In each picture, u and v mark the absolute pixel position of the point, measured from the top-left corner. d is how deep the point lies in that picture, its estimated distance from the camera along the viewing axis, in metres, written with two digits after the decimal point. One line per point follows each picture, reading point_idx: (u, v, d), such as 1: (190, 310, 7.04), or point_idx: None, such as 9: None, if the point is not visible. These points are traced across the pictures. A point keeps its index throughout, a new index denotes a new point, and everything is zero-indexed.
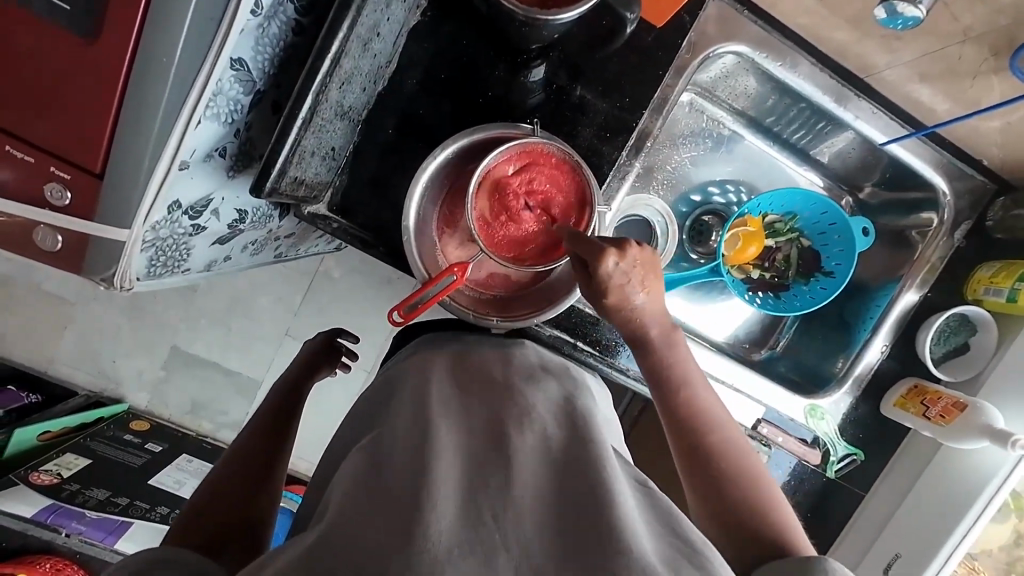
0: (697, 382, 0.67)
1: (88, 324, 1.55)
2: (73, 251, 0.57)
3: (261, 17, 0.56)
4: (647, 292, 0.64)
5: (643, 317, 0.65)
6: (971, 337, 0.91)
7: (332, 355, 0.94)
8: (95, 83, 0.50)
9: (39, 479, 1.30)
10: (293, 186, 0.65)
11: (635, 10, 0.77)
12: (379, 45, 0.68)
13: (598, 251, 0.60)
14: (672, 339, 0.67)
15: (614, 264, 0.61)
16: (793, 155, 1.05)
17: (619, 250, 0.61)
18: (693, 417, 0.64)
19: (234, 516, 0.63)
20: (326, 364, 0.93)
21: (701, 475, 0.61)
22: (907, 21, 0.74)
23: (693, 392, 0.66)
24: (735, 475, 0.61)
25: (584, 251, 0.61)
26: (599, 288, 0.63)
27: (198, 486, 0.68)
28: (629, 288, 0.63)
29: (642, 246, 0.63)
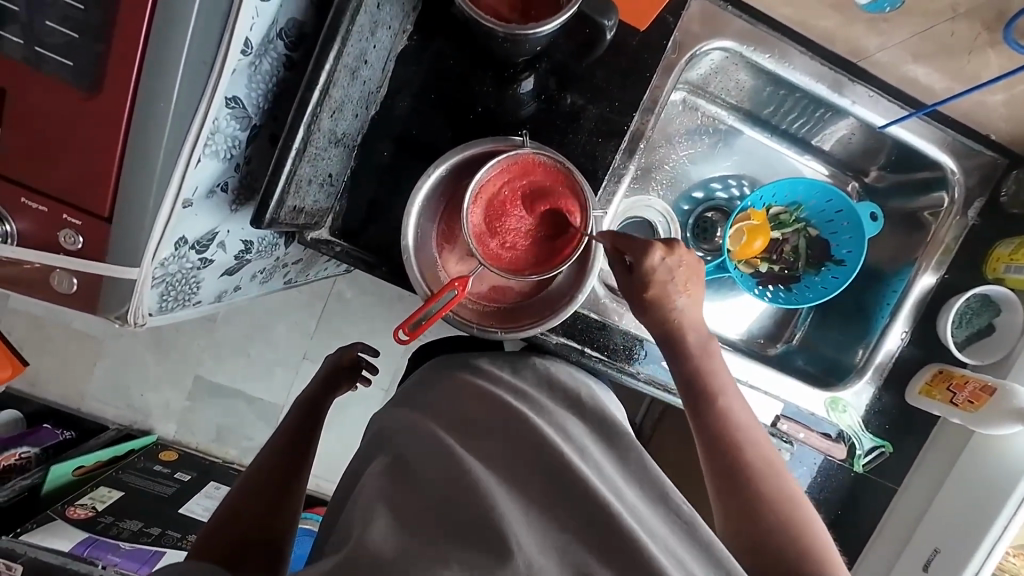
0: (734, 399, 0.65)
1: (116, 359, 1.61)
2: (88, 292, 0.59)
3: (252, 56, 0.58)
4: (687, 296, 0.66)
5: (664, 314, 0.66)
6: (996, 318, 0.88)
7: (350, 372, 0.91)
8: (100, 132, 0.53)
9: (75, 513, 1.35)
10: (293, 215, 0.66)
11: (612, 17, 0.74)
12: (368, 72, 0.70)
13: (650, 244, 0.64)
14: (709, 352, 0.67)
15: (660, 257, 0.64)
16: (795, 145, 1.04)
17: (668, 247, 0.65)
18: (730, 434, 0.61)
19: (251, 535, 0.65)
20: (346, 380, 0.91)
21: (734, 493, 0.58)
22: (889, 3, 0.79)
23: (730, 409, 0.63)
24: (776, 499, 0.56)
25: (631, 245, 0.64)
26: (647, 283, 0.65)
27: (221, 501, 0.70)
28: (671, 286, 0.65)
29: (689, 249, 0.66)
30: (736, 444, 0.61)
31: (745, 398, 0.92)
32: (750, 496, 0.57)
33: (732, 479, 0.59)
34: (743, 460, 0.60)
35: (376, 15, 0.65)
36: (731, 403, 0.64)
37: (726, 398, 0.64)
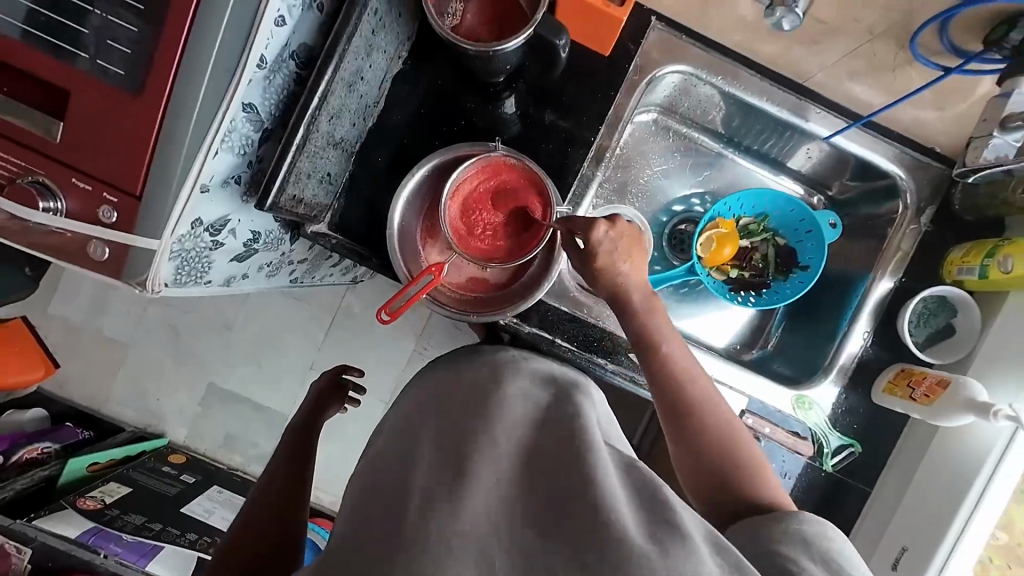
0: (676, 347, 0.69)
1: (139, 363, 1.72)
2: (116, 260, 0.70)
3: (267, 71, 0.71)
4: (631, 263, 0.69)
5: (615, 279, 0.69)
6: (953, 318, 0.91)
7: (339, 391, 1.00)
8: (140, 125, 0.65)
9: (85, 504, 1.42)
10: (292, 203, 0.78)
11: (563, 36, 0.79)
12: (364, 87, 0.82)
13: (590, 222, 0.68)
14: (653, 308, 0.70)
15: (599, 231, 0.67)
16: (761, 161, 1.12)
17: (609, 221, 0.68)
18: (677, 381, 0.66)
19: (270, 538, 0.75)
20: (335, 400, 1.00)
21: (690, 438, 0.64)
22: None
23: (675, 356, 0.68)
24: (721, 433, 0.64)
25: (574, 224, 0.69)
26: (591, 254, 0.68)
27: (239, 512, 0.79)
28: (616, 256, 0.68)
29: (629, 222, 0.70)
30: (683, 390, 0.66)
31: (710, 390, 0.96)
32: (700, 436, 0.64)
33: (687, 425, 0.64)
34: (692, 404, 0.65)
35: (371, 39, 0.77)
36: (672, 349, 0.68)
37: (669, 347, 0.68)
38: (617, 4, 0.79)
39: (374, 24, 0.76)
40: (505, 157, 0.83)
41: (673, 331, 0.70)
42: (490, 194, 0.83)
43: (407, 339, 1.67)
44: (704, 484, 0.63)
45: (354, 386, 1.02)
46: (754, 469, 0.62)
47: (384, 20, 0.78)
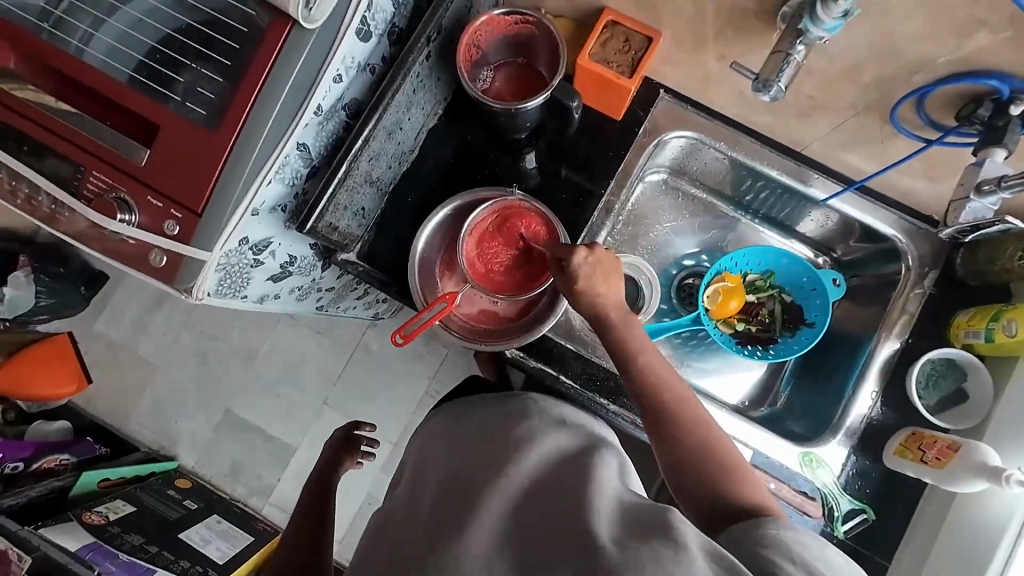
0: (652, 356, 0.72)
1: (165, 384, 1.79)
2: (171, 267, 0.79)
3: (321, 118, 0.83)
4: (609, 286, 0.74)
5: (592, 300, 0.74)
6: (964, 382, 0.91)
7: (349, 447, 1.02)
8: (211, 155, 0.76)
9: (90, 518, 1.43)
10: (328, 231, 0.89)
11: (576, 99, 0.92)
12: (402, 136, 0.94)
13: (569, 248, 0.75)
14: (630, 322, 0.75)
15: (580, 255, 0.74)
16: (767, 223, 1.18)
17: (587, 249, 0.75)
18: (655, 389, 0.70)
19: None
20: (347, 455, 1.02)
21: (668, 445, 0.67)
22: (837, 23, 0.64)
23: (651, 365, 0.71)
24: (696, 436, 0.66)
25: (556, 251, 0.77)
26: (573, 279, 0.74)
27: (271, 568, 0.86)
28: (594, 280, 0.74)
29: (603, 248, 0.76)
30: (658, 397, 0.69)
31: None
32: (677, 439, 0.66)
33: (664, 430, 0.67)
34: (669, 409, 0.68)
35: (412, 97, 0.90)
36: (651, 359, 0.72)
37: (645, 356, 0.72)
38: (626, 76, 0.90)
39: (416, 85, 0.89)
40: (517, 200, 0.91)
41: (650, 344, 0.74)
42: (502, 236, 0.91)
43: (420, 381, 1.72)
44: (688, 491, 0.64)
45: (367, 439, 1.04)
46: (732, 466, 0.63)
47: (425, 81, 0.91)
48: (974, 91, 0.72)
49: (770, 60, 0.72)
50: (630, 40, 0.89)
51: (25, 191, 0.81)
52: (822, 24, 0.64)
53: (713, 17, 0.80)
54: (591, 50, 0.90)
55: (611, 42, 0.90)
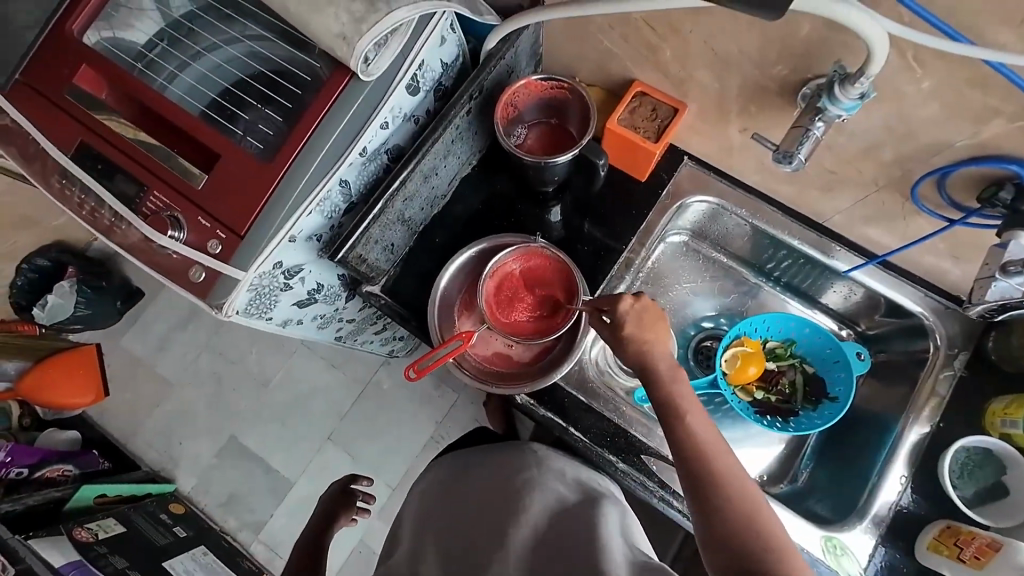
0: (698, 418, 0.71)
1: (177, 405, 1.81)
2: (207, 283, 0.84)
3: (365, 158, 0.89)
4: (657, 334, 0.73)
5: (638, 346, 0.73)
6: (1004, 476, 0.84)
7: (345, 500, 1.03)
8: (261, 183, 0.82)
9: (79, 534, 1.38)
10: (356, 261, 0.93)
11: (603, 157, 0.96)
12: (437, 181, 1.00)
13: (614, 296, 0.73)
14: (678, 375, 0.73)
15: (625, 303, 0.73)
16: (789, 291, 1.17)
17: (634, 297, 0.73)
18: (702, 453, 0.68)
19: None
20: (343, 510, 1.02)
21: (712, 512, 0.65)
22: (853, 104, 0.67)
23: (695, 427, 0.69)
24: (741, 507, 0.64)
25: (602, 301, 0.75)
26: (618, 325, 0.73)
27: None
28: (643, 327, 0.73)
29: (652, 298, 0.75)
30: (706, 463, 0.67)
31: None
32: (721, 508, 0.64)
33: (708, 497, 0.65)
34: (716, 476, 0.66)
35: (450, 146, 0.97)
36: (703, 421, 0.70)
37: (692, 418, 0.70)
38: (652, 140, 0.96)
39: (454, 136, 0.96)
40: (541, 248, 0.93)
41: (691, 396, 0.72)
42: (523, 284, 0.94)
43: (426, 424, 1.69)
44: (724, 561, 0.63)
45: (364, 495, 1.05)
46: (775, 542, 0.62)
47: (464, 134, 0.99)
48: (995, 174, 0.73)
49: (790, 133, 0.75)
50: (657, 109, 0.96)
51: (90, 204, 0.88)
52: (840, 103, 0.68)
53: (735, 92, 0.85)
54: (620, 115, 0.96)
55: (639, 109, 0.96)
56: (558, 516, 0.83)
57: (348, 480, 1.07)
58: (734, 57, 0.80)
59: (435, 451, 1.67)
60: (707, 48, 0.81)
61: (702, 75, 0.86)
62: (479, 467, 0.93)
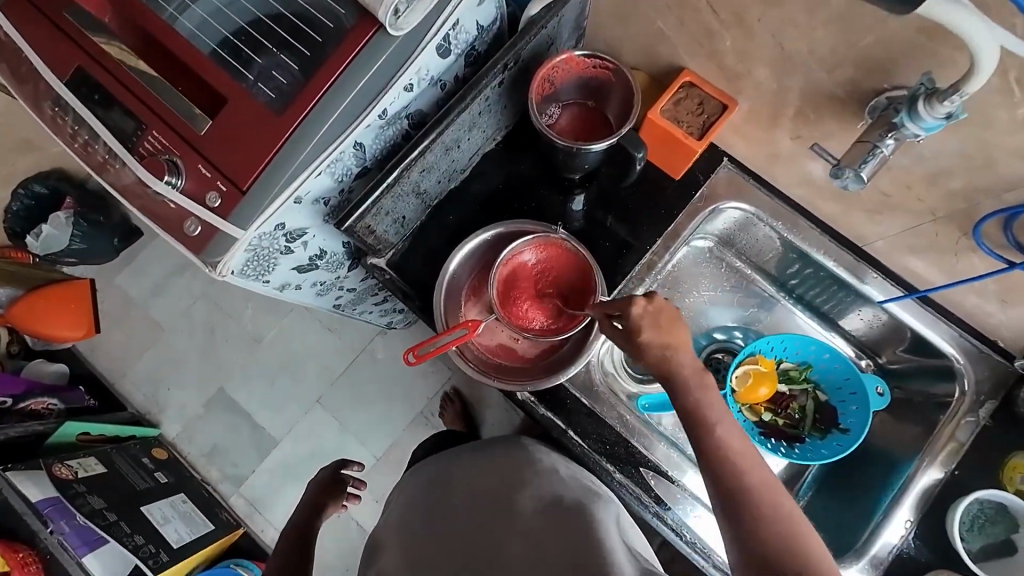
0: (703, 423, 0.65)
1: (168, 350, 1.77)
2: (202, 239, 0.78)
3: (383, 121, 0.82)
4: (655, 336, 0.67)
5: (641, 351, 0.67)
6: (1014, 534, 0.80)
7: (335, 489, 1.06)
8: (270, 137, 0.76)
9: (59, 471, 1.30)
10: (364, 232, 0.87)
11: (642, 151, 0.89)
12: (458, 154, 0.93)
13: (624, 301, 0.67)
14: (680, 378, 0.67)
15: (637, 307, 0.67)
16: (812, 313, 1.12)
17: (647, 297, 0.67)
18: (734, 467, 0.62)
19: None
20: (332, 501, 1.04)
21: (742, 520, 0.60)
22: (936, 123, 0.61)
23: (724, 432, 0.65)
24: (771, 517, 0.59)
25: (613, 305, 0.69)
26: (632, 331, 0.67)
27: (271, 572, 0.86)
28: (652, 332, 0.66)
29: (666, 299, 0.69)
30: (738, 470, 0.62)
31: (707, 526, 0.89)
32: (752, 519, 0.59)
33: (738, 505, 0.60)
34: (749, 488, 0.61)
35: (476, 118, 0.89)
36: (728, 434, 0.64)
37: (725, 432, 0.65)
38: (695, 137, 0.89)
39: (482, 108, 0.88)
40: (577, 253, 0.87)
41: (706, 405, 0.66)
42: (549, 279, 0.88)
43: (417, 399, 1.66)
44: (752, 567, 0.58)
45: (354, 481, 1.11)
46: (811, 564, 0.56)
47: (492, 107, 0.91)
48: None
49: (853, 148, 0.69)
50: (704, 104, 0.88)
51: (83, 137, 0.81)
52: (921, 122, 0.62)
53: (795, 95, 0.78)
54: (663, 106, 0.89)
55: (685, 101, 0.88)
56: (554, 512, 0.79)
57: (338, 465, 1.12)
58: (803, 56, 0.72)
59: (423, 428, 1.65)
60: (773, 44, 0.73)
61: (762, 73, 0.78)
62: (476, 468, 0.91)
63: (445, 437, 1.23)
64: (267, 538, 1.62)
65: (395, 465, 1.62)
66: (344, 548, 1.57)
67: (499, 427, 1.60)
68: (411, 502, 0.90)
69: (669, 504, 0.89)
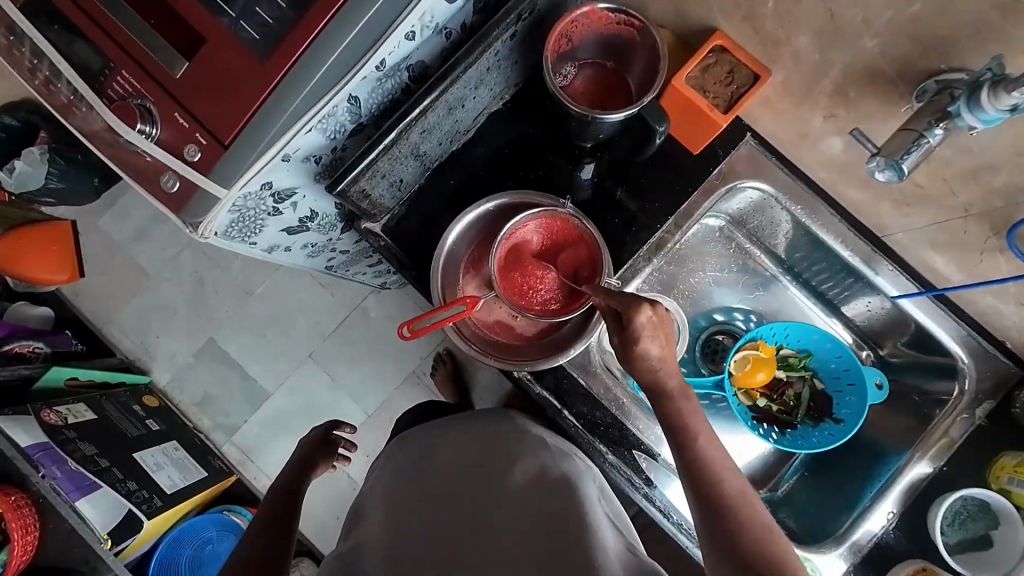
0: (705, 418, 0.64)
1: (156, 299, 1.73)
2: (182, 196, 0.72)
3: (381, 73, 0.75)
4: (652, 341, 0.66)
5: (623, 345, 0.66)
6: (992, 530, 0.82)
7: (327, 449, 1.05)
8: (254, 85, 0.68)
9: (48, 417, 1.28)
10: (359, 196, 0.81)
11: (664, 125, 0.82)
12: (462, 114, 0.86)
13: (633, 304, 0.65)
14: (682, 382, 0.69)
15: (642, 314, 0.65)
16: (819, 301, 1.09)
17: (652, 306, 0.66)
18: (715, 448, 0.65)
19: (272, 543, 0.76)
20: (324, 459, 1.03)
21: (717, 519, 0.62)
22: (993, 119, 0.62)
23: None
24: (746, 520, 0.61)
25: (617, 300, 0.67)
26: (631, 339, 0.66)
27: (253, 520, 0.81)
28: (652, 342, 0.67)
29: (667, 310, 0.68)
30: (707, 470, 0.65)
31: (683, 496, 0.91)
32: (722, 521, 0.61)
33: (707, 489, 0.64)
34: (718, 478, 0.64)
35: (483, 75, 0.81)
36: None
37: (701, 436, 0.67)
38: (721, 110, 0.81)
39: (492, 63, 0.80)
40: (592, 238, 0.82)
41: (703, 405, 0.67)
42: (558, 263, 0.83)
43: (409, 359, 1.65)
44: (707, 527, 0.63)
45: (345, 441, 1.11)
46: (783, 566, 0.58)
47: (502, 62, 0.83)
48: None
49: (898, 136, 0.69)
50: (734, 72, 0.80)
51: (46, 73, 0.73)
52: (980, 113, 0.62)
53: None
54: (689, 72, 0.81)
55: (713, 69, 0.81)
56: (541, 479, 0.77)
57: (331, 426, 1.11)
58: None
59: (414, 387, 1.65)
60: (822, 7, 0.70)
61: (805, 42, 0.74)
62: (462, 436, 0.88)
63: (435, 407, 1.23)
64: (260, 486, 1.65)
65: (387, 422, 1.64)
66: (336, 498, 1.61)
67: (490, 390, 1.61)
68: (392, 466, 0.87)
69: (658, 485, 0.91)
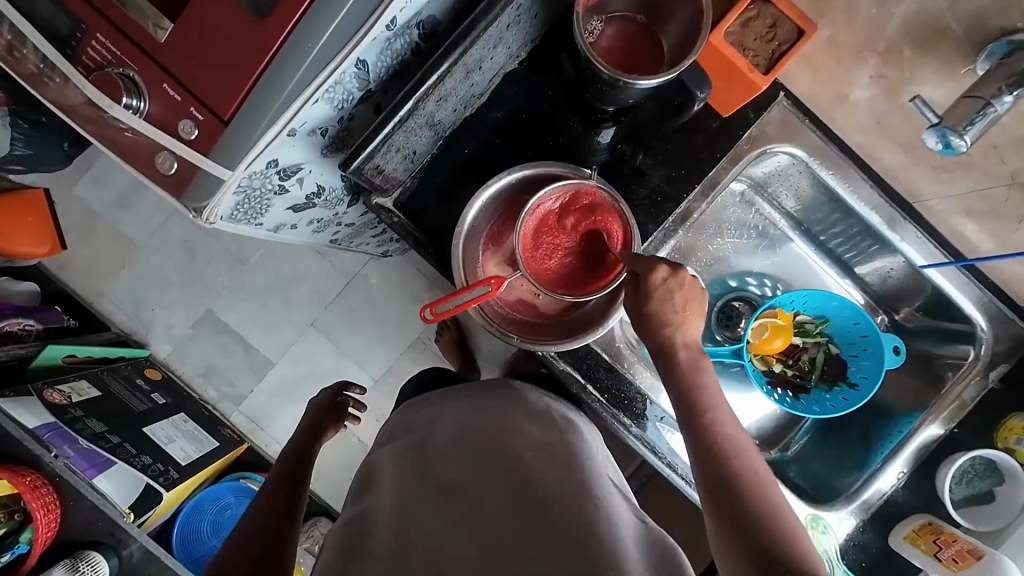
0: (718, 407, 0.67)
1: (146, 270, 1.66)
2: (182, 179, 0.66)
3: (392, 33, 0.67)
4: (684, 318, 0.72)
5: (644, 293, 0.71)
6: (996, 487, 0.87)
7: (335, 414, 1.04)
8: (252, 49, 0.60)
9: (51, 396, 1.25)
10: (373, 171, 0.76)
11: (705, 90, 0.81)
12: (478, 76, 0.79)
13: (650, 264, 0.70)
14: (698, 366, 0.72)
15: (660, 274, 0.70)
16: (837, 267, 1.07)
17: (672, 270, 0.71)
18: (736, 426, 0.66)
19: (287, 500, 0.76)
20: (331, 424, 1.02)
21: (730, 498, 0.61)
22: None
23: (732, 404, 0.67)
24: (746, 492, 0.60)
25: (638, 263, 0.71)
26: (642, 297, 0.71)
27: (266, 479, 0.82)
28: (670, 306, 0.71)
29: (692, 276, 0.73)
30: (724, 457, 0.63)
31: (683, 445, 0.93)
32: (741, 507, 0.59)
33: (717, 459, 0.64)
34: (721, 449, 0.64)
35: (503, 33, 0.74)
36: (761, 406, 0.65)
37: (723, 429, 0.66)
38: (761, 70, 0.76)
39: (513, 19, 0.73)
40: (624, 215, 0.79)
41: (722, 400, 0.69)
42: (586, 240, 0.79)
43: (413, 326, 1.63)
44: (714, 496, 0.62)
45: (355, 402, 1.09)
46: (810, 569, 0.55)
47: (522, 17, 0.75)
48: None
49: (962, 104, 0.69)
50: (777, 27, 0.74)
51: (8, 36, 0.64)
52: None
53: None
54: (728, 27, 0.75)
55: (754, 23, 0.75)
56: (548, 444, 0.75)
57: (340, 388, 1.09)
58: None
59: (420, 353, 1.64)
60: None
61: None
62: (468, 405, 0.86)
63: (445, 376, 1.22)
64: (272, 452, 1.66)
65: (394, 389, 1.64)
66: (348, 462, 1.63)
67: (495, 353, 1.60)
68: (396, 435, 0.85)
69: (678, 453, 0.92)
